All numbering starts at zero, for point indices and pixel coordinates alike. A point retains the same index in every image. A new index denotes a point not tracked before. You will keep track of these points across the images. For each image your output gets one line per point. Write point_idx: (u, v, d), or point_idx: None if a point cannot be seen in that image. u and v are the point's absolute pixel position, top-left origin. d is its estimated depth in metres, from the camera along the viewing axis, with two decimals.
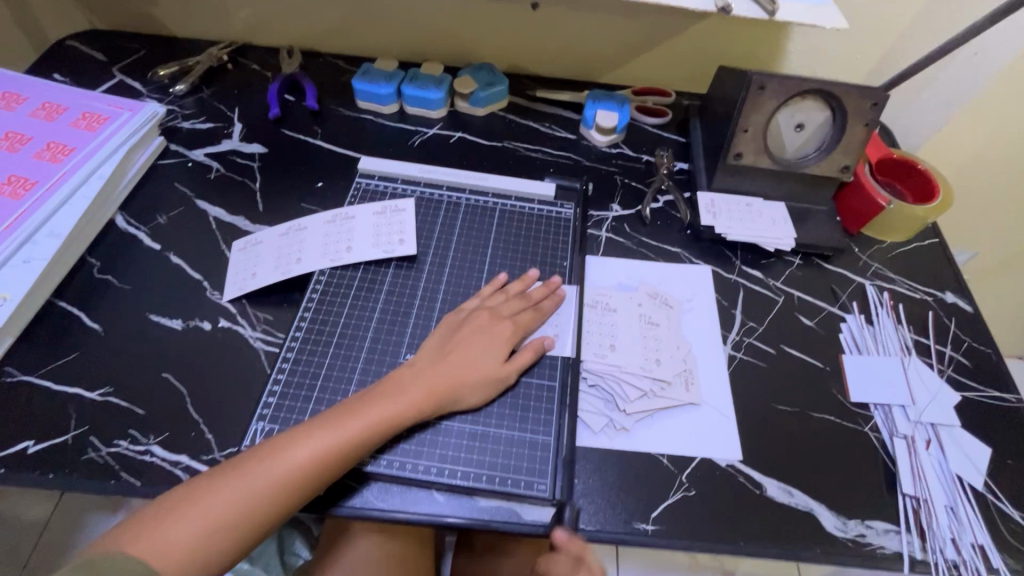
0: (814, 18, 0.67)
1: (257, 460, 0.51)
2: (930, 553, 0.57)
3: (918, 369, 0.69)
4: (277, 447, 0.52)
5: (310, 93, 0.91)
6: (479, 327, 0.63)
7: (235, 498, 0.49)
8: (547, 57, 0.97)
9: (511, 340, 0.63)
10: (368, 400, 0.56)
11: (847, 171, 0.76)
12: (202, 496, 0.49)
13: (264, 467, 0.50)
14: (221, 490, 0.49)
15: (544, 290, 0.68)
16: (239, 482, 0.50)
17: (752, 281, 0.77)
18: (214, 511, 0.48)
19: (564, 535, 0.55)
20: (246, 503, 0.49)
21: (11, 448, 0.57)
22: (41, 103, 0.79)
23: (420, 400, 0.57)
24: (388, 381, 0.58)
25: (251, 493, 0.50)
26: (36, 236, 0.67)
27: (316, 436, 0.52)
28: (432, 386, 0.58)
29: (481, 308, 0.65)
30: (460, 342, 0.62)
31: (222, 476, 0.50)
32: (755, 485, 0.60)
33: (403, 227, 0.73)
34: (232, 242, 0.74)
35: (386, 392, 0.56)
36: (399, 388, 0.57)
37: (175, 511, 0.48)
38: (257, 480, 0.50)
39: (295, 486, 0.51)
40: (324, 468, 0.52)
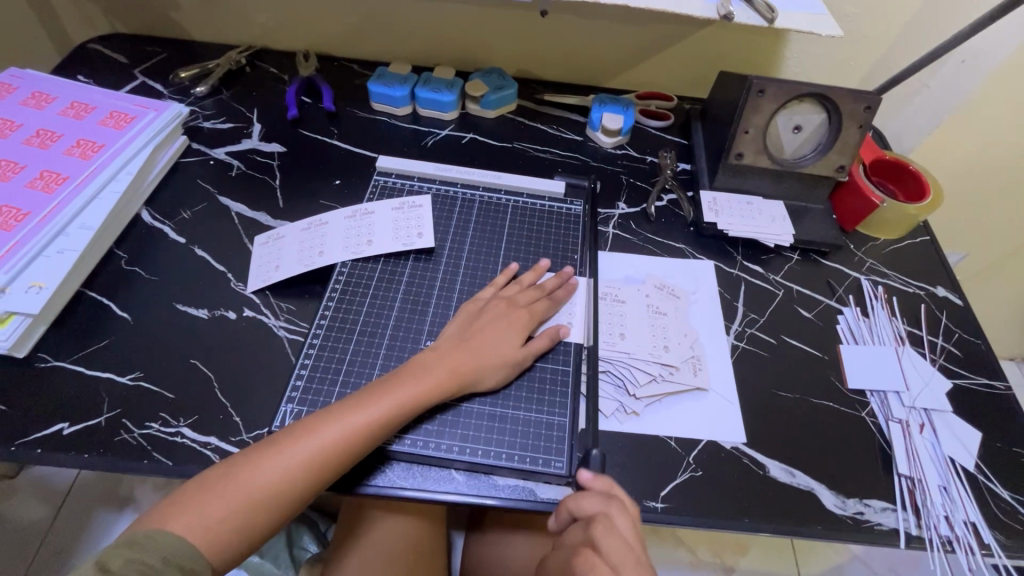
0: (810, 26, 0.71)
1: (289, 440, 0.53)
2: (924, 529, 0.60)
3: (911, 358, 0.72)
4: (308, 427, 0.54)
5: (327, 95, 0.94)
6: (496, 315, 0.66)
7: (270, 476, 0.51)
8: (555, 63, 1.01)
9: (526, 326, 0.66)
10: (393, 381, 0.58)
11: (842, 170, 0.80)
12: (238, 473, 0.51)
13: (296, 446, 0.53)
14: (256, 468, 0.51)
15: (556, 280, 0.72)
16: (273, 460, 0.52)
17: (753, 275, 0.80)
18: (250, 489, 0.51)
19: (588, 474, 0.56)
20: (280, 481, 0.51)
21: (47, 430, 0.59)
22: (70, 102, 0.82)
23: (443, 382, 0.59)
24: (411, 364, 0.60)
25: (285, 471, 0.52)
26: (68, 228, 0.70)
27: (345, 416, 0.55)
28: (454, 369, 0.60)
29: (496, 297, 0.68)
30: (479, 329, 0.64)
31: (256, 455, 0.52)
32: (758, 465, 0.63)
33: (421, 222, 0.76)
34: (254, 236, 0.77)
35: (410, 374, 0.59)
36: (422, 370, 0.59)
37: (211, 488, 0.50)
38: (290, 458, 0.52)
39: (326, 464, 0.53)
40: (354, 447, 0.54)
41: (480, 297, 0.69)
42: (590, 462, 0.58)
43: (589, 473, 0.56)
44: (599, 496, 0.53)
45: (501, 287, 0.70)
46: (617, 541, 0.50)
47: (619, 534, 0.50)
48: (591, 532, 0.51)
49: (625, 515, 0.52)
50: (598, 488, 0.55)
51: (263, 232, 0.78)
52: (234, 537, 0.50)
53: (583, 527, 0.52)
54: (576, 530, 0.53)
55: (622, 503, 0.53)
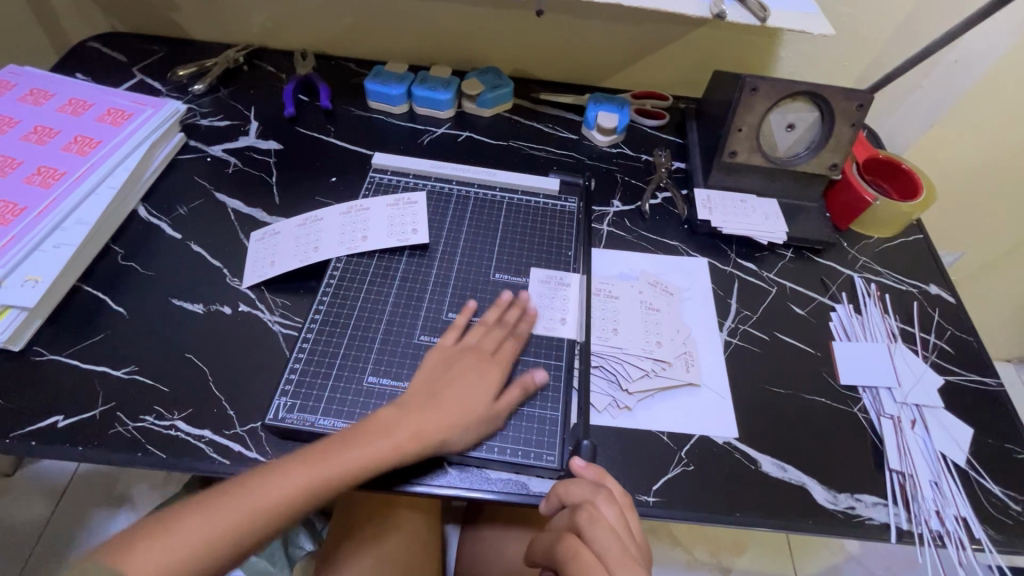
0: (802, 25, 0.72)
1: (231, 493, 0.50)
2: (915, 523, 0.60)
3: (904, 355, 0.72)
4: (253, 482, 0.51)
5: (324, 93, 0.95)
6: (466, 366, 0.62)
7: (204, 532, 0.48)
8: (551, 62, 1.01)
9: (498, 379, 0.62)
10: (349, 437, 0.55)
11: (835, 168, 0.81)
12: (172, 525, 0.48)
13: (236, 502, 0.50)
14: (192, 521, 0.48)
15: (518, 313, 0.68)
16: (210, 515, 0.49)
17: (747, 272, 0.80)
18: (178, 545, 0.47)
19: (581, 463, 0.57)
20: (214, 537, 0.48)
21: (42, 422, 0.60)
22: (68, 99, 0.83)
23: (404, 442, 0.56)
24: (373, 420, 0.57)
25: (220, 528, 0.49)
26: (65, 223, 0.70)
27: (293, 475, 0.52)
28: (417, 428, 0.57)
29: (469, 346, 0.64)
30: (449, 381, 0.61)
31: (193, 508, 0.49)
32: (750, 460, 0.64)
33: (415, 219, 0.77)
34: (249, 233, 0.77)
35: (369, 431, 0.56)
36: (383, 427, 0.56)
37: (140, 539, 0.47)
38: (228, 515, 0.49)
39: (264, 522, 0.50)
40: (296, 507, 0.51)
41: (451, 344, 0.65)
42: (583, 451, 0.60)
43: (581, 460, 0.58)
44: (586, 484, 0.54)
45: (472, 333, 0.66)
46: (601, 528, 0.50)
47: (604, 521, 0.51)
48: (576, 518, 0.51)
49: (613, 504, 0.52)
50: (589, 477, 0.56)
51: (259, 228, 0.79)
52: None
53: (572, 511, 0.53)
54: (563, 515, 0.53)
55: (610, 493, 0.53)
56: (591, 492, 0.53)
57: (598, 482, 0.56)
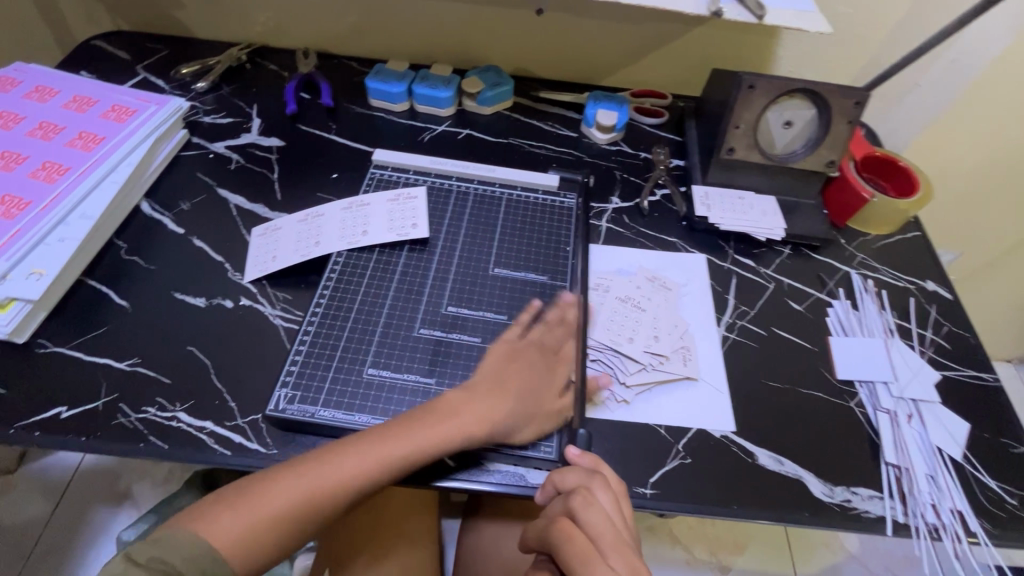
0: (799, 22, 0.73)
1: (312, 464, 0.54)
2: (911, 517, 0.61)
3: (901, 350, 0.73)
4: (333, 454, 0.54)
5: (325, 91, 0.96)
6: (530, 363, 0.64)
7: (289, 499, 0.52)
8: (551, 61, 1.02)
9: (561, 376, 0.64)
10: (421, 418, 0.58)
11: (833, 166, 0.81)
12: (262, 490, 0.52)
13: (318, 471, 0.53)
14: (278, 489, 0.52)
15: (580, 313, 0.70)
16: (296, 483, 0.52)
17: (744, 268, 0.81)
18: (268, 509, 0.51)
19: (575, 451, 0.58)
20: (301, 503, 0.52)
21: (46, 413, 0.60)
22: (73, 96, 0.84)
23: (472, 428, 0.58)
24: (442, 404, 0.59)
25: (304, 495, 0.52)
26: (69, 217, 0.71)
27: (370, 450, 0.55)
28: (485, 416, 0.59)
29: (530, 341, 0.66)
30: (515, 375, 0.63)
31: (279, 476, 0.53)
32: (747, 454, 0.64)
33: (416, 213, 0.78)
34: (250, 229, 0.78)
35: (441, 413, 0.58)
36: (453, 412, 0.59)
37: (234, 504, 0.51)
38: (311, 485, 0.53)
39: (345, 492, 0.53)
40: (373, 480, 0.54)
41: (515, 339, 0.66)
42: (578, 439, 0.61)
43: (576, 449, 0.59)
44: (581, 471, 0.54)
45: (536, 330, 0.67)
46: (596, 514, 0.50)
47: (599, 506, 0.51)
48: (570, 502, 0.51)
49: (608, 490, 0.53)
50: (585, 465, 0.57)
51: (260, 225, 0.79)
52: (251, 555, 0.50)
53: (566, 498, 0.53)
54: (558, 501, 0.54)
55: (605, 479, 0.54)
56: (586, 479, 0.54)
57: (593, 469, 0.56)
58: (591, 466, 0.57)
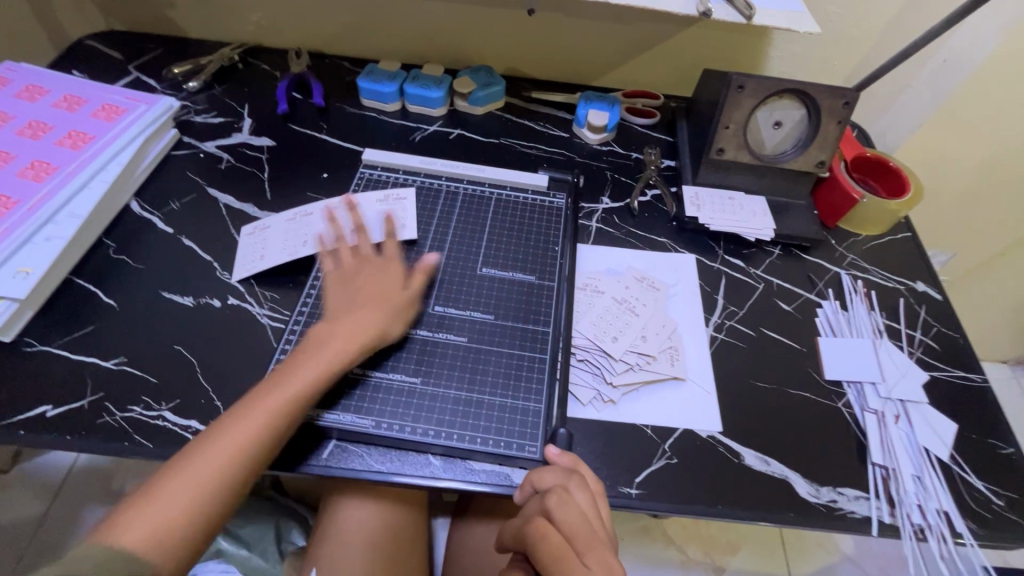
0: (788, 23, 0.73)
1: (208, 440, 0.52)
2: (897, 517, 0.61)
3: (889, 351, 0.73)
4: (225, 423, 0.53)
5: (317, 91, 0.96)
6: (373, 273, 0.67)
7: (194, 478, 0.50)
8: (543, 61, 1.02)
9: (402, 272, 0.68)
10: (297, 360, 0.59)
11: (822, 166, 0.81)
12: (160, 484, 0.49)
13: (218, 443, 0.52)
14: (178, 476, 0.50)
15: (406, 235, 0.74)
16: (196, 462, 0.51)
17: (734, 269, 0.81)
18: (174, 495, 0.49)
19: (555, 450, 0.58)
20: (207, 478, 0.50)
21: (31, 412, 0.60)
22: (63, 95, 0.84)
23: (346, 347, 0.60)
24: (311, 340, 0.61)
25: (209, 470, 0.51)
26: (57, 216, 0.71)
27: (260, 402, 0.55)
28: (355, 333, 0.61)
29: (369, 257, 0.69)
30: (362, 286, 0.66)
31: (178, 464, 0.51)
32: (733, 454, 0.64)
33: (405, 216, 0.78)
34: (240, 226, 0.78)
35: (311, 349, 0.60)
36: (321, 342, 0.60)
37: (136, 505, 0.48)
38: (212, 458, 0.51)
39: (251, 450, 0.53)
40: (274, 428, 0.54)
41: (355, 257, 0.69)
42: (558, 439, 0.60)
43: (556, 448, 0.59)
44: (558, 471, 0.54)
45: (367, 244, 0.71)
46: (573, 512, 0.50)
47: (575, 505, 0.51)
48: (546, 502, 0.51)
49: (586, 489, 0.53)
50: (563, 464, 0.57)
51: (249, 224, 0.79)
52: (171, 547, 0.47)
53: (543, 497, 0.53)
54: (535, 500, 0.53)
55: (582, 478, 0.54)
56: (564, 477, 0.54)
57: (571, 467, 0.56)
58: (570, 465, 0.57)
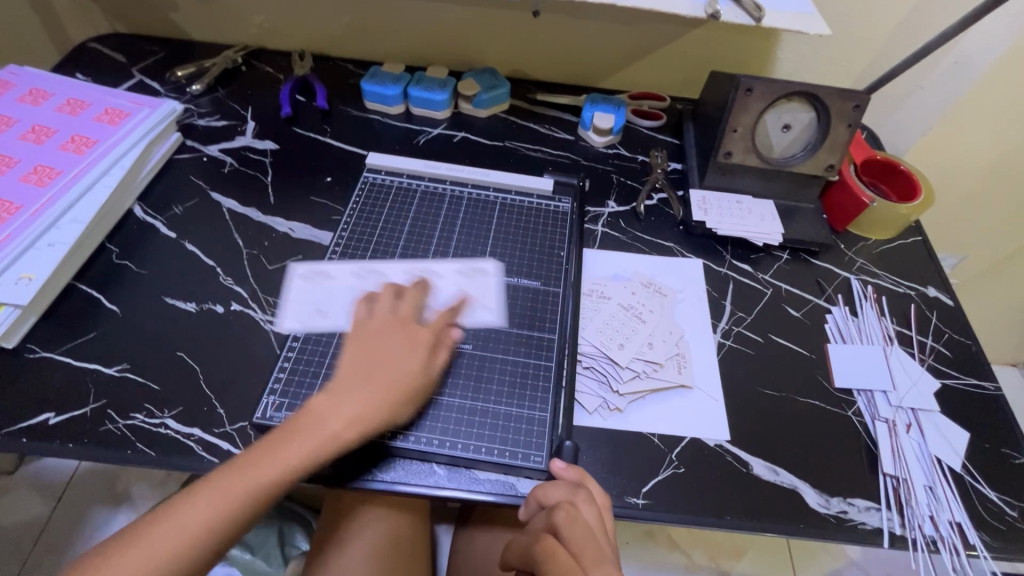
0: (797, 25, 0.72)
1: (181, 507, 0.48)
2: (909, 529, 0.60)
3: (900, 358, 0.71)
4: (201, 492, 0.49)
5: (320, 93, 0.95)
6: (392, 341, 0.59)
7: (159, 549, 0.46)
8: (548, 63, 1.01)
9: (428, 344, 0.60)
10: (286, 435, 0.53)
11: (832, 170, 0.80)
12: (113, 558, 0.45)
13: (180, 521, 0.47)
14: (146, 542, 0.46)
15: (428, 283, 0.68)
16: (164, 531, 0.47)
17: (742, 274, 0.80)
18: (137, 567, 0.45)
19: (561, 463, 0.57)
20: (163, 562, 0.46)
21: (33, 419, 0.60)
22: (66, 99, 0.84)
23: (344, 431, 0.54)
24: (306, 413, 0.54)
25: (176, 544, 0.47)
26: (60, 221, 0.71)
27: (241, 477, 0.50)
28: (355, 414, 0.54)
29: (391, 317, 0.61)
30: (377, 360, 0.57)
31: (148, 527, 0.47)
32: (741, 463, 0.63)
33: (486, 294, 0.71)
34: (292, 265, 0.74)
35: (308, 423, 0.53)
36: (320, 420, 0.54)
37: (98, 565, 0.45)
38: (181, 531, 0.47)
39: (220, 528, 0.48)
40: (246, 508, 0.49)
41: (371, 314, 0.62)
42: (564, 452, 0.59)
43: (562, 462, 0.57)
44: (565, 485, 0.54)
45: (388, 298, 0.63)
46: (580, 528, 0.50)
47: (582, 519, 0.51)
48: (553, 517, 0.51)
49: (592, 506, 0.53)
50: (569, 478, 0.56)
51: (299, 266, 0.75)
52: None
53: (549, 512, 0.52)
54: (541, 516, 0.53)
55: (589, 494, 0.54)
56: (570, 493, 0.53)
57: (578, 483, 0.56)
58: (576, 480, 0.56)
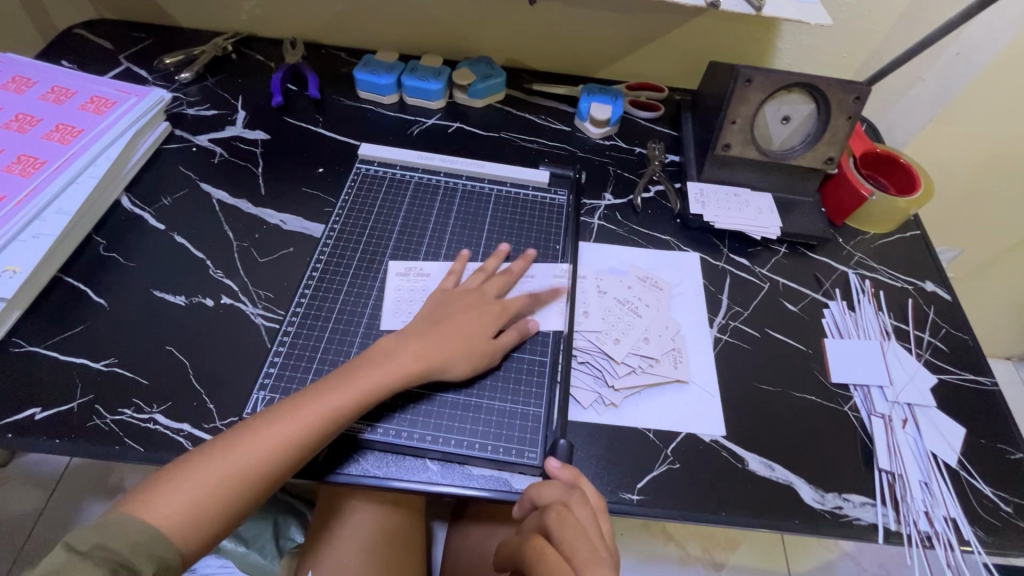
0: (798, 14, 0.70)
1: (249, 429, 0.53)
2: (904, 524, 0.59)
3: (897, 353, 0.71)
4: (267, 419, 0.54)
5: (312, 82, 0.93)
6: (465, 305, 0.65)
7: (225, 467, 0.51)
8: (544, 52, 0.99)
9: (497, 319, 0.65)
10: (351, 369, 0.58)
11: (831, 163, 0.79)
12: (199, 464, 0.51)
13: (260, 435, 0.53)
14: (215, 458, 0.51)
15: (521, 263, 0.71)
16: (233, 450, 0.52)
17: (739, 268, 0.79)
18: (206, 480, 0.50)
19: (556, 463, 0.56)
20: (243, 469, 0.51)
21: (19, 415, 0.59)
22: (50, 87, 0.82)
23: (401, 371, 0.59)
24: (373, 352, 0.60)
25: (242, 462, 0.51)
26: (45, 212, 0.69)
27: (308, 406, 0.55)
28: (420, 357, 0.60)
29: (467, 288, 0.67)
30: (449, 315, 0.64)
31: (218, 445, 0.52)
32: (737, 459, 0.63)
33: (585, 300, 0.72)
34: (390, 260, 0.73)
35: (372, 362, 0.59)
36: (383, 359, 0.59)
37: (169, 480, 0.50)
38: (247, 451, 0.52)
39: (296, 448, 0.53)
40: (318, 433, 0.54)
41: (451, 287, 0.68)
42: (558, 451, 0.58)
43: (557, 461, 0.57)
44: (558, 486, 0.53)
45: (471, 278, 0.69)
46: (572, 530, 0.49)
47: (575, 520, 0.50)
48: (545, 519, 0.50)
49: (586, 506, 0.52)
50: (563, 479, 0.55)
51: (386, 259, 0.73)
52: (194, 532, 0.49)
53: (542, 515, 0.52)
54: (535, 517, 0.53)
55: (583, 494, 0.53)
56: (564, 494, 0.53)
57: (572, 484, 0.55)
58: (570, 480, 0.55)
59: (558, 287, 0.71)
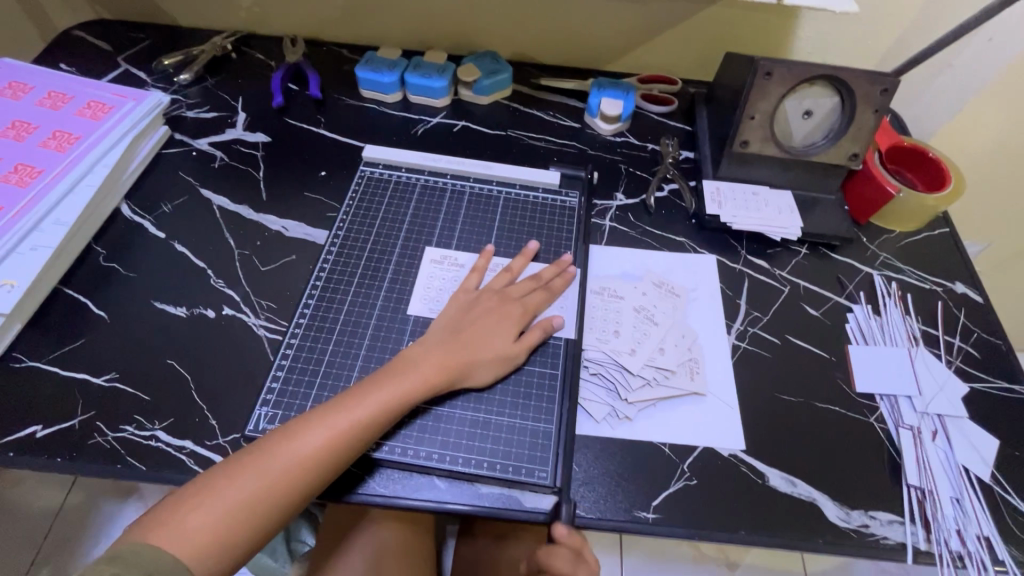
0: (824, 2, 0.66)
1: (271, 446, 0.51)
2: (934, 543, 0.56)
3: (925, 360, 0.68)
4: (290, 434, 0.52)
5: (313, 82, 0.91)
6: (488, 308, 0.64)
7: (251, 487, 0.49)
8: (552, 45, 0.96)
9: (518, 321, 0.63)
10: (371, 380, 0.56)
11: (856, 158, 0.75)
12: (223, 484, 0.49)
13: (284, 451, 0.51)
14: (237, 479, 0.49)
15: (554, 269, 0.69)
16: (258, 468, 0.50)
17: (757, 270, 0.76)
18: (229, 502, 0.48)
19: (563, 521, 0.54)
20: (268, 486, 0.49)
21: (20, 432, 0.58)
22: (47, 92, 0.80)
23: (424, 380, 0.57)
24: (389, 363, 0.58)
25: (267, 481, 0.50)
26: (42, 224, 0.68)
27: (330, 422, 0.53)
28: (438, 364, 0.58)
29: (490, 289, 0.66)
30: (468, 323, 0.62)
31: (239, 464, 0.50)
32: (758, 474, 0.60)
33: (617, 319, 0.69)
34: (426, 248, 0.73)
35: (394, 372, 0.57)
36: (403, 370, 0.57)
37: (192, 502, 0.48)
38: (272, 470, 0.50)
39: (319, 465, 0.51)
40: (342, 448, 0.52)
41: (472, 289, 0.67)
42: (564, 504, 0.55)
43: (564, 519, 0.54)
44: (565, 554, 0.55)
45: (494, 279, 0.68)
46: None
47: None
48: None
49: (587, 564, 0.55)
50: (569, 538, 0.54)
51: (410, 267, 0.71)
52: (220, 557, 0.47)
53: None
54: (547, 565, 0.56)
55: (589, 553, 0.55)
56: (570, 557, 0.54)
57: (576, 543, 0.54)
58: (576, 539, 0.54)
59: (566, 299, 0.69)
